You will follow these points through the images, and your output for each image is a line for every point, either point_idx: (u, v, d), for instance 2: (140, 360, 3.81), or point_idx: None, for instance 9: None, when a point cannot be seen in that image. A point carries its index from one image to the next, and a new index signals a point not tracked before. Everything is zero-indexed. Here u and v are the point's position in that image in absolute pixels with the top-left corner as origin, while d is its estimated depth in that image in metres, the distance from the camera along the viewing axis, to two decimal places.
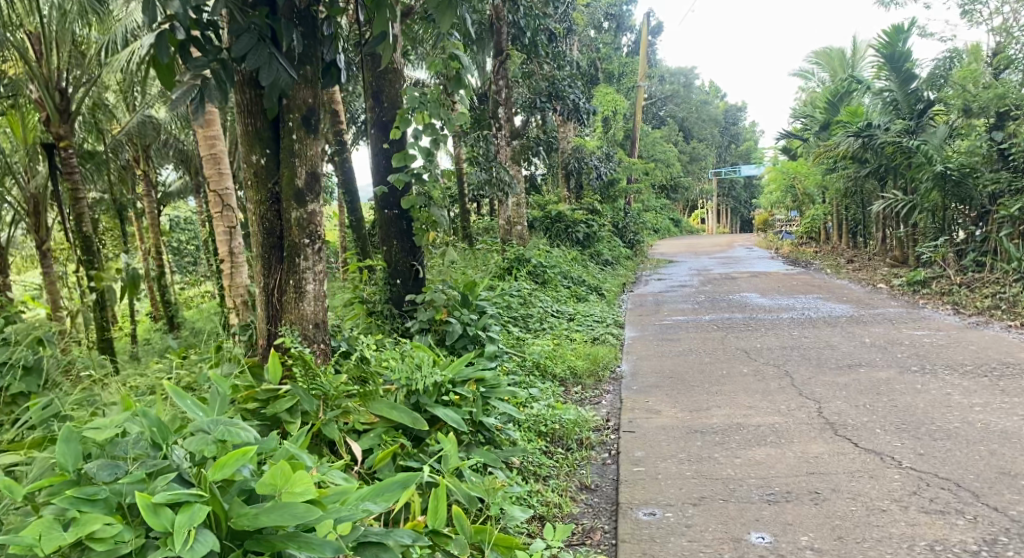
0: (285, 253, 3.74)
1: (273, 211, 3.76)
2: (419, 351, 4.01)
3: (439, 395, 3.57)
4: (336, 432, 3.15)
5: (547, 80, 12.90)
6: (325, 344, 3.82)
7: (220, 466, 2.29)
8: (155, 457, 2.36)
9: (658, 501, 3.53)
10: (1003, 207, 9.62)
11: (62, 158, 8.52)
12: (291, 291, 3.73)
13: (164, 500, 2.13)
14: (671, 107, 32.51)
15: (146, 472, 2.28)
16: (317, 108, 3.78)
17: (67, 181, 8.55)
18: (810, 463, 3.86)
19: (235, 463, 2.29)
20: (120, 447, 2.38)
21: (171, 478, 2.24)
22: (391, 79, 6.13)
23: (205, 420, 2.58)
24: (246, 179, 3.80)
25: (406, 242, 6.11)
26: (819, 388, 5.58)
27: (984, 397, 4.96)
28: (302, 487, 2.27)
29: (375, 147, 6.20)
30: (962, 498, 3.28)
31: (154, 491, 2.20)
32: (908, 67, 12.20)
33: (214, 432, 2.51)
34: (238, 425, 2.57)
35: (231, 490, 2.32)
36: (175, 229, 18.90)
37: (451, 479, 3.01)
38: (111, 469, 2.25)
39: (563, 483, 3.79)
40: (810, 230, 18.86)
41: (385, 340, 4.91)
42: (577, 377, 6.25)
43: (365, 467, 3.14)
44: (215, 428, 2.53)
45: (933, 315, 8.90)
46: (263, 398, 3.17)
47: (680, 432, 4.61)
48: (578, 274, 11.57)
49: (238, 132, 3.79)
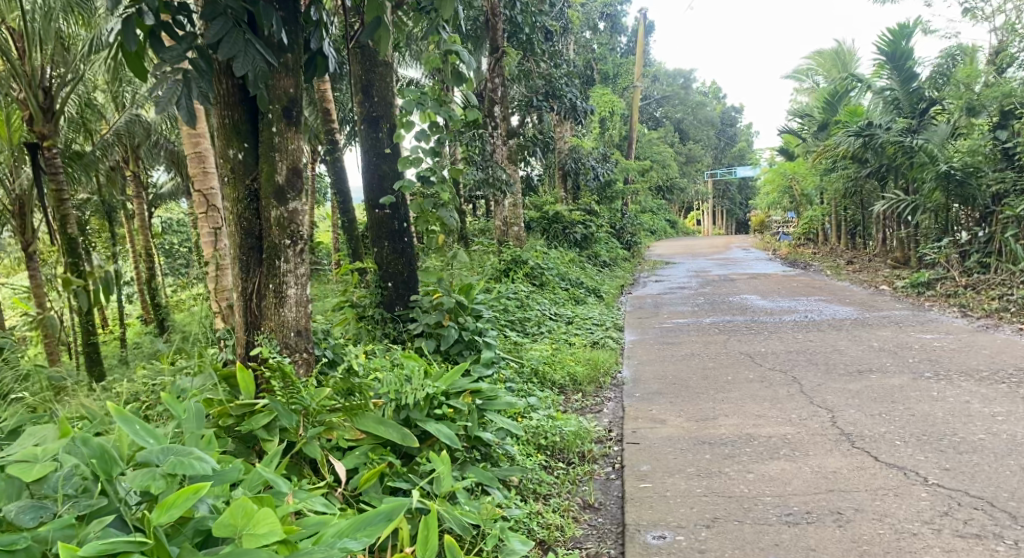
0: (264, 255, 3.49)
1: (250, 209, 3.49)
2: (409, 360, 3.75)
3: (431, 408, 3.31)
4: (317, 451, 2.88)
5: (544, 79, 12.65)
6: (308, 352, 3.57)
7: (167, 508, 2.08)
8: (88, 497, 2.18)
9: (668, 522, 3.28)
10: (1009, 207, 9.36)
11: (46, 158, 8.25)
12: (270, 295, 3.49)
13: (95, 552, 1.93)
14: (668, 107, 32.29)
15: (78, 514, 2.12)
16: (299, 98, 3.50)
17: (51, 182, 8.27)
18: (829, 479, 3.61)
19: (185, 502, 2.09)
20: (48, 483, 2.20)
21: (107, 522, 2.08)
22: (383, 73, 5.79)
23: (155, 449, 2.32)
24: (223, 177, 3.52)
25: (398, 243, 5.78)
26: (830, 395, 5.33)
27: (1006, 406, 4.72)
28: (264, 528, 2.09)
29: (366, 145, 5.83)
30: (999, 520, 3.05)
31: (84, 539, 2.03)
32: (909, 66, 12.00)
33: (163, 465, 2.25)
34: (193, 455, 2.30)
35: (182, 532, 2.15)
36: (167, 232, 18.61)
37: (443, 504, 2.76)
38: (34, 513, 2.09)
39: (564, 503, 3.53)
40: (808, 231, 18.66)
41: (375, 348, 4.63)
42: (577, 384, 5.98)
43: (350, 489, 2.88)
44: (165, 460, 2.28)
45: (940, 318, 8.67)
46: (237, 413, 2.91)
47: (687, 443, 4.35)
48: (576, 276, 11.32)
49: (213, 125, 3.51)
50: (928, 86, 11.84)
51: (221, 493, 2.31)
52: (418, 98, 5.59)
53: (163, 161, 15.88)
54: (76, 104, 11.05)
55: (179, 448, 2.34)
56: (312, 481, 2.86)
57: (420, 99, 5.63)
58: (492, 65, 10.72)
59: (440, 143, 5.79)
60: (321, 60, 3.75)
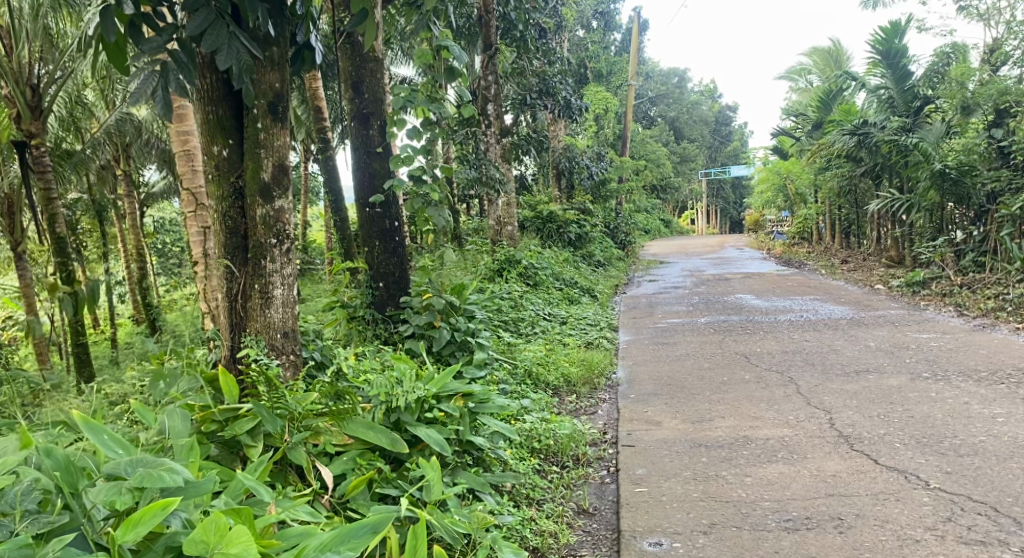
0: (249, 255, 3.39)
1: (236, 208, 3.39)
2: (400, 362, 3.66)
3: (422, 412, 3.22)
4: (302, 456, 2.81)
5: (537, 76, 12.55)
6: (295, 354, 3.48)
7: (134, 524, 2.05)
8: (48, 515, 2.08)
9: (664, 528, 3.21)
10: (1004, 206, 9.30)
11: (33, 156, 8.15)
12: (256, 295, 3.39)
13: None
14: (661, 107, 32.24)
15: (36, 534, 2.02)
16: (285, 93, 3.41)
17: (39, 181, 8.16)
18: (828, 483, 3.54)
19: (150, 519, 2.05)
20: (6, 498, 2.09)
21: (68, 541, 2.00)
22: (373, 70, 5.68)
23: (124, 461, 2.28)
24: (207, 174, 3.42)
25: (389, 243, 5.69)
26: (828, 396, 5.25)
27: (1005, 407, 4.66)
28: (237, 548, 2.01)
29: (356, 143, 5.72)
30: (1004, 526, 3.00)
31: None
32: (904, 64, 11.95)
33: (131, 478, 2.22)
34: (162, 466, 2.27)
35: (152, 549, 2.10)
36: (158, 231, 18.45)
37: (433, 513, 2.67)
38: None
39: (558, 508, 3.45)
40: (803, 230, 18.62)
41: (366, 350, 4.53)
42: (571, 385, 5.90)
43: (337, 496, 2.80)
44: (133, 473, 2.23)
45: (936, 317, 8.61)
46: (221, 419, 2.83)
47: (683, 446, 4.27)
48: (570, 275, 11.23)
49: (197, 121, 3.40)
50: (923, 84, 11.72)
51: (193, 507, 2.27)
52: (406, 95, 5.44)
53: (153, 160, 15.72)
54: (64, 103, 10.92)
55: (149, 461, 2.30)
56: (297, 488, 2.77)
57: (409, 96, 5.49)
58: (486, 62, 10.61)
59: (432, 140, 5.66)
60: (309, 54, 3.67)
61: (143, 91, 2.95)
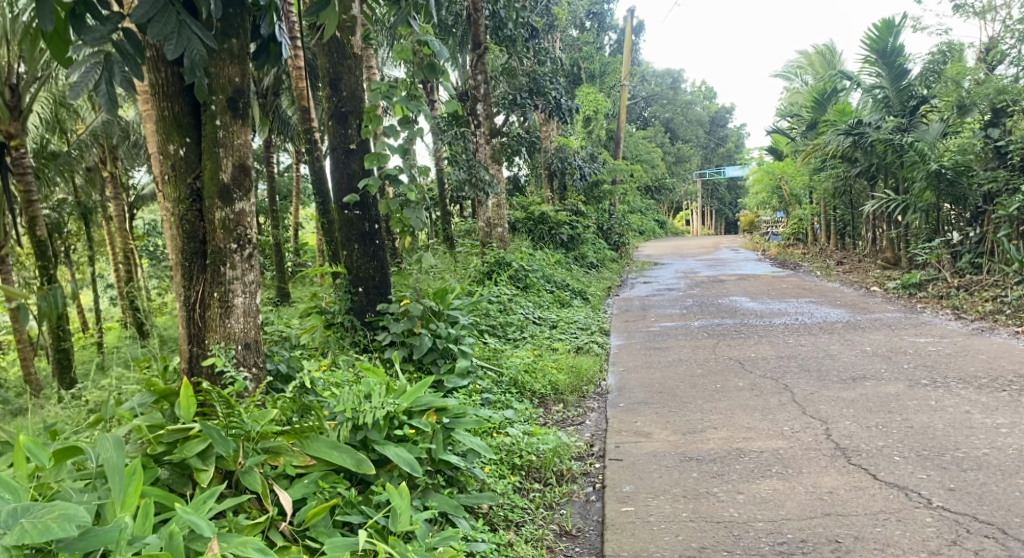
0: (208, 261, 3.17)
1: (193, 211, 3.18)
2: (370, 374, 3.44)
3: (391, 429, 3.00)
4: (258, 481, 2.58)
5: (527, 76, 12.33)
6: (258, 368, 3.28)
7: None
8: None
9: (651, 553, 3.02)
10: (1002, 207, 9.12)
11: (13, 157, 8.34)
12: (215, 303, 3.17)
13: None
14: (655, 107, 32.06)
15: None
16: (245, 88, 3.21)
17: (18, 181, 8.41)
18: (825, 500, 3.35)
19: None
20: None
21: None
22: (350, 66, 5.47)
23: (6, 513, 2.10)
24: (162, 175, 3.21)
25: (369, 246, 5.48)
26: (824, 405, 5.05)
27: (1009, 416, 4.47)
28: None
29: (333, 141, 5.51)
30: (1013, 551, 2.81)
31: None
32: (900, 62, 11.73)
33: (12, 534, 2.03)
34: (54, 515, 2.08)
35: None
36: (148, 233, 18.28)
37: (397, 544, 2.48)
38: None
39: (538, 531, 3.25)
40: (797, 231, 18.46)
41: (339, 360, 4.32)
42: (559, 393, 5.69)
43: (296, 524, 2.60)
44: (15, 526, 2.05)
45: (934, 320, 8.43)
46: (168, 441, 2.61)
47: (673, 460, 4.07)
48: (562, 277, 11.02)
49: (152, 118, 3.19)
50: (919, 83, 11.61)
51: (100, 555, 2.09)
52: (383, 90, 5.22)
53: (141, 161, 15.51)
54: (48, 105, 10.73)
55: (36, 509, 2.11)
56: (251, 515, 2.57)
57: (387, 91, 5.30)
58: (475, 61, 10.42)
59: (410, 139, 5.49)
60: (275, 47, 3.50)
61: (84, 84, 2.74)
